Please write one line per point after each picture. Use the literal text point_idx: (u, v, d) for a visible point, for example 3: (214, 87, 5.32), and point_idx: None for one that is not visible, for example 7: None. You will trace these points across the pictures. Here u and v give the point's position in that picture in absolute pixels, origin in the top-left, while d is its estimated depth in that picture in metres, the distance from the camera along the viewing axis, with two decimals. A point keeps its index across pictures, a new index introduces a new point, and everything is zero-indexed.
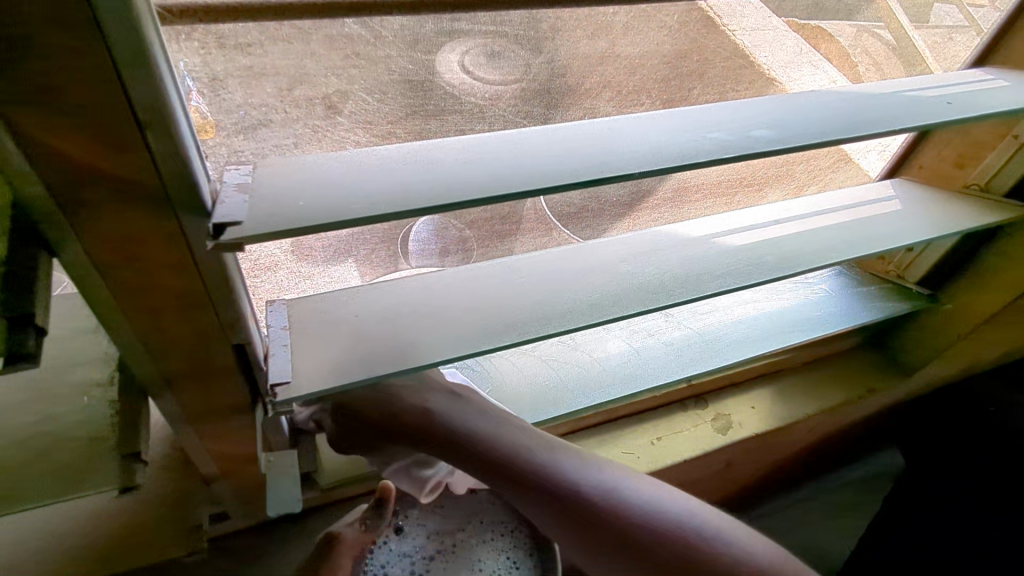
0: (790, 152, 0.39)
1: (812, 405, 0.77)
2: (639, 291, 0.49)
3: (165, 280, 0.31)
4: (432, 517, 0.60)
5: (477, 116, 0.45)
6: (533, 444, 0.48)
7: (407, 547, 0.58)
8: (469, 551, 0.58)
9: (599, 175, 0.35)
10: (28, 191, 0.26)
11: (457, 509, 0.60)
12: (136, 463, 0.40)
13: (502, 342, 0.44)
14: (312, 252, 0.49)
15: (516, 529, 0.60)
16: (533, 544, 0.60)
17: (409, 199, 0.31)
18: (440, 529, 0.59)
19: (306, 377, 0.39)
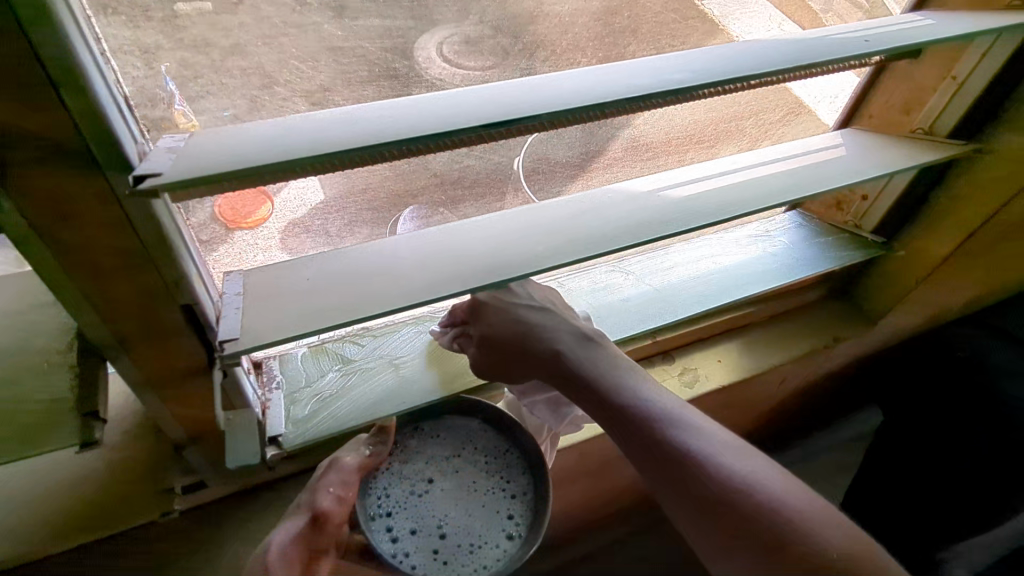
0: (698, 88, 0.41)
1: (777, 356, 0.79)
2: (580, 241, 0.51)
3: (103, 241, 0.33)
4: (429, 444, 0.58)
5: (415, 81, 0.46)
6: (610, 368, 0.54)
7: (406, 472, 0.56)
8: (467, 471, 0.56)
9: (512, 116, 0.37)
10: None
11: (456, 434, 0.58)
12: (95, 419, 0.42)
13: (445, 292, 0.45)
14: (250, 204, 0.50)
15: (513, 453, 0.58)
16: (529, 463, 0.57)
17: (327, 146, 0.33)
18: (438, 456, 0.57)
19: (254, 332, 0.40)
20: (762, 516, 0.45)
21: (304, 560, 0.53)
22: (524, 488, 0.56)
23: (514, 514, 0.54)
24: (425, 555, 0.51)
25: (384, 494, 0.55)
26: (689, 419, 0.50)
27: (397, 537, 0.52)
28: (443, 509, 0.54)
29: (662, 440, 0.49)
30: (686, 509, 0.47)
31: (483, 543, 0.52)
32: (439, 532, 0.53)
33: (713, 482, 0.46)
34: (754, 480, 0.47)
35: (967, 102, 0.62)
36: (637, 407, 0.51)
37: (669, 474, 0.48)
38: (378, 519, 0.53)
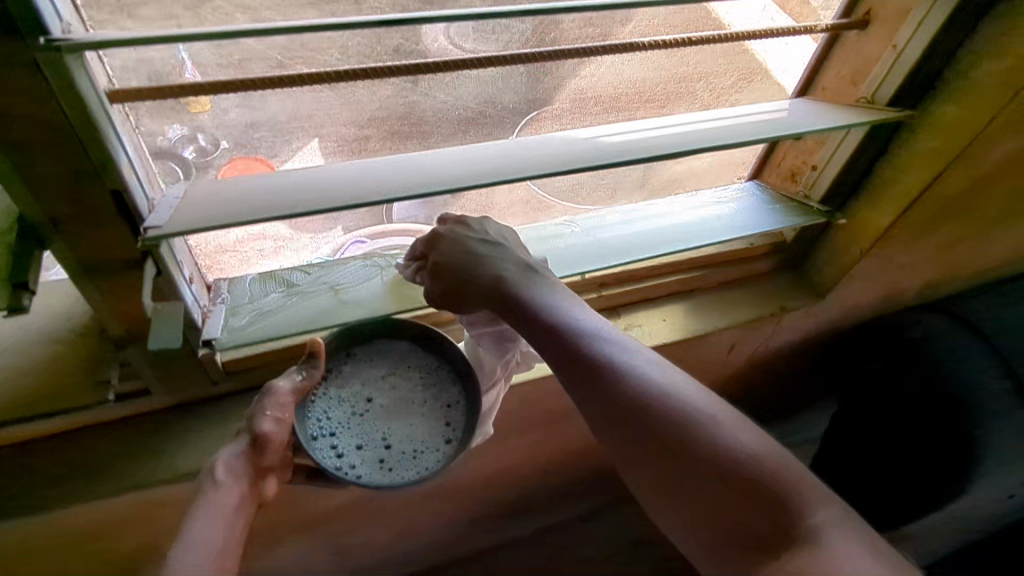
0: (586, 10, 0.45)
1: (721, 320, 0.81)
2: (506, 171, 0.54)
3: (29, 111, 0.36)
4: (362, 369, 0.61)
5: (354, 7, 0.49)
6: (558, 303, 0.56)
7: (343, 394, 0.60)
8: (402, 389, 0.61)
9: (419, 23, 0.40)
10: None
11: (388, 356, 0.62)
12: (24, 291, 0.43)
13: (366, 198, 0.48)
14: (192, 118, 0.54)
15: (442, 366, 0.62)
16: (460, 375, 0.62)
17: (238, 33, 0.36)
18: (371, 377, 0.61)
19: (176, 219, 0.43)
20: (688, 439, 0.49)
21: (249, 478, 0.56)
22: (458, 397, 0.61)
23: (450, 420, 0.60)
24: (372, 465, 0.56)
25: (324, 416, 0.58)
26: (631, 354, 0.54)
27: (342, 452, 0.57)
28: (384, 424, 0.58)
29: (601, 377, 0.52)
30: (624, 437, 0.52)
31: (425, 449, 0.57)
32: (383, 443, 0.57)
33: (648, 412, 0.51)
34: (685, 406, 0.50)
35: (903, 70, 0.64)
36: (578, 345, 0.54)
37: (609, 408, 0.52)
38: (321, 439, 0.57)
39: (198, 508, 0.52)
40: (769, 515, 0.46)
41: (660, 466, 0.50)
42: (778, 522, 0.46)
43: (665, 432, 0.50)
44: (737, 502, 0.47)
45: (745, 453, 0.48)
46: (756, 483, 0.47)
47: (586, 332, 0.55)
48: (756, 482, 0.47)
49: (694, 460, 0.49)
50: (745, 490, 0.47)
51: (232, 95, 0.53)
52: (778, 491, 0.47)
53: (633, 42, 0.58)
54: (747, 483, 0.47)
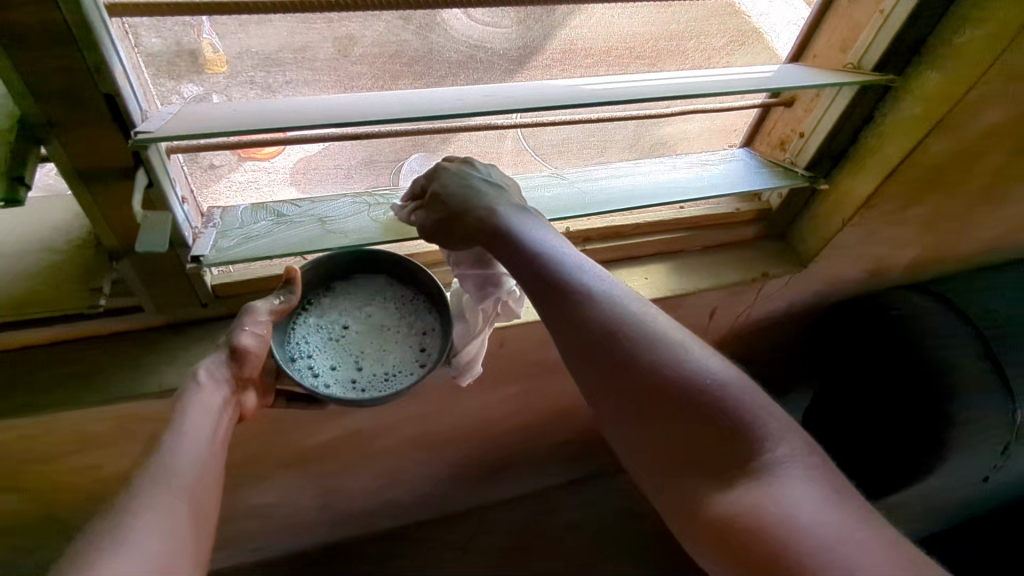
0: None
1: (703, 281, 0.83)
2: (485, 108, 0.56)
3: (28, 7, 0.38)
4: (340, 300, 0.64)
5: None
6: (543, 240, 0.56)
7: (321, 322, 0.63)
8: (379, 318, 0.63)
9: None
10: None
11: (367, 288, 0.65)
12: (22, 185, 0.44)
13: (346, 120, 0.51)
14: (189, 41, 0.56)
15: (419, 297, 0.65)
16: (437, 306, 0.64)
17: None
18: (349, 308, 0.64)
19: (171, 124, 0.46)
20: (663, 373, 0.50)
21: (228, 387, 0.60)
22: (433, 325, 0.63)
23: (426, 346, 0.62)
24: (345, 383, 0.59)
25: (303, 340, 0.62)
26: (614, 294, 0.54)
27: (317, 372, 0.59)
28: (357, 347, 0.61)
29: (582, 310, 0.52)
30: (599, 370, 0.52)
31: (397, 371, 0.60)
32: (357, 365, 0.60)
33: (627, 346, 0.51)
34: (663, 342, 0.51)
35: (890, 36, 0.65)
36: (562, 278, 0.54)
37: (586, 340, 0.52)
38: (298, 360, 0.60)
39: (185, 406, 0.56)
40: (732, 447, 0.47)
41: (631, 399, 0.51)
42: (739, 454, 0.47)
43: (640, 366, 0.50)
44: (703, 434, 0.48)
45: (718, 388, 0.49)
46: (724, 417, 0.48)
47: (569, 265, 0.55)
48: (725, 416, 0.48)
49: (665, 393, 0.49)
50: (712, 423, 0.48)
51: (225, 18, 0.54)
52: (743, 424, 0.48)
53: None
54: (715, 416, 0.48)
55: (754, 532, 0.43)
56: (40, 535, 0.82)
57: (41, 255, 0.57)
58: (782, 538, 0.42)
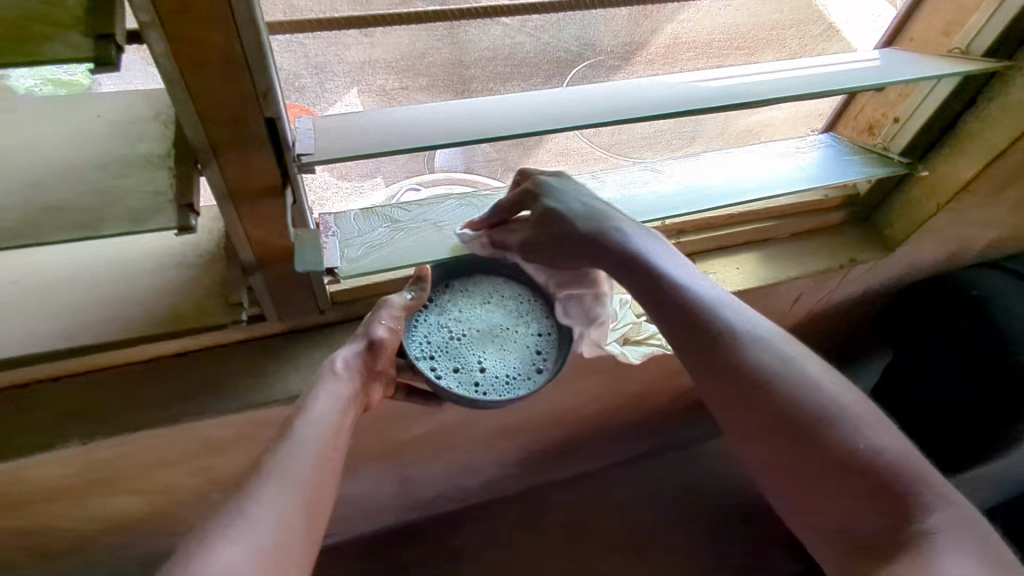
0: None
1: (794, 270, 0.83)
2: (613, 112, 0.56)
3: (211, 38, 0.38)
4: (459, 299, 0.65)
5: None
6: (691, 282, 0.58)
7: (443, 321, 0.64)
8: (497, 316, 0.64)
9: None
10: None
11: (484, 287, 0.66)
12: (192, 211, 0.44)
13: (495, 134, 0.50)
14: (314, 54, 0.56)
15: (537, 299, 0.66)
16: (554, 307, 0.65)
17: None
18: (469, 305, 0.65)
19: (326, 147, 0.46)
20: (815, 423, 0.51)
21: (360, 378, 0.61)
22: (550, 328, 0.65)
23: (541, 350, 0.63)
24: (467, 385, 0.59)
25: (425, 339, 0.63)
26: (763, 337, 0.55)
27: (441, 372, 0.60)
28: (480, 348, 0.61)
29: (727, 357, 0.54)
30: (746, 418, 0.54)
31: (517, 375, 0.60)
32: (478, 366, 0.60)
33: (773, 392, 0.52)
34: (816, 397, 0.52)
35: (1007, 19, 0.66)
36: (712, 324, 0.55)
37: (734, 386, 0.54)
38: (423, 359, 0.61)
39: (318, 392, 0.58)
40: (883, 503, 0.48)
41: (779, 447, 0.52)
42: (891, 505, 0.47)
43: (791, 416, 0.52)
44: (847, 486, 0.49)
45: (867, 445, 0.49)
46: (875, 470, 0.48)
47: (713, 307, 0.56)
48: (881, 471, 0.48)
49: (817, 442, 0.50)
50: (862, 476, 0.49)
51: (353, 32, 0.54)
52: (898, 478, 0.48)
53: None
54: (854, 471, 0.49)
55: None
56: (155, 531, 0.85)
57: (179, 270, 0.57)
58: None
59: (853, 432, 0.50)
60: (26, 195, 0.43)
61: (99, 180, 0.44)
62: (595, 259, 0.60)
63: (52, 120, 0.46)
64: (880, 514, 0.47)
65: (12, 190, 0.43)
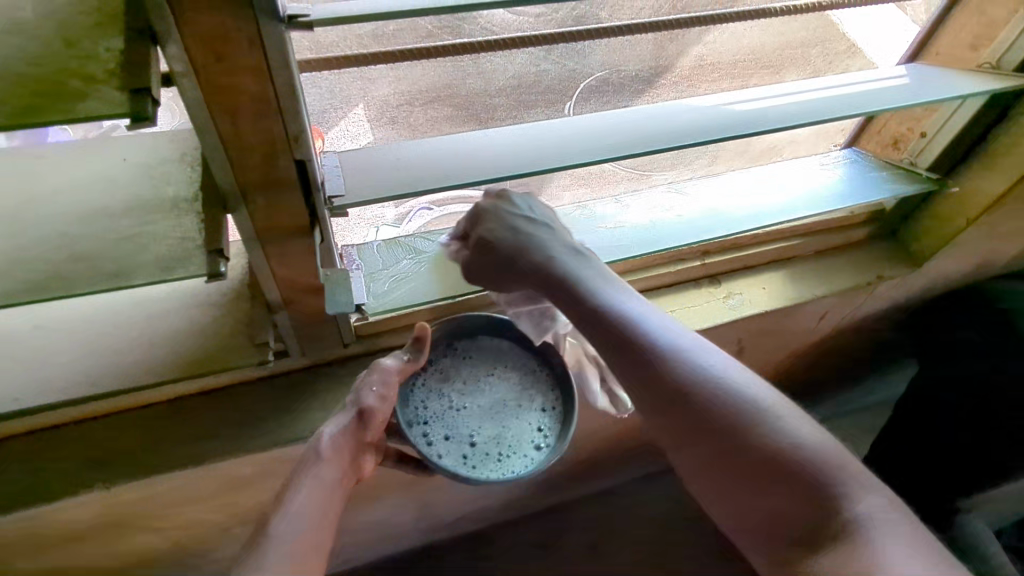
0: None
1: (821, 288, 0.82)
2: (643, 141, 0.55)
3: (245, 86, 0.37)
4: (463, 365, 0.62)
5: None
6: (599, 280, 0.53)
7: (442, 387, 0.61)
8: (500, 388, 0.61)
9: None
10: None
11: (491, 353, 0.63)
12: (222, 257, 0.44)
13: (526, 171, 0.50)
14: (340, 88, 0.55)
15: (543, 369, 0.63)
16: (558, 382, 0.63)
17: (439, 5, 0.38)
18: (471, 371, 0.62)
19: (358, 188, 0.45)
20: (748, 434, 0.45)
21: (349, 451, 0.59)
22: (553, 403, 0.61)
23: (544, 427, 0.60)
24: (457, 459, 0.57)
25: (421, 403, 0.60)
26: (676, 335, 0.50)
27: (432, 440, 0.57)
28: (477, 421, 0.59)
29: (650, 366, 0.48)
30: (674, 429, 0.48)
31: (512, 452, 0.58)
32: (473, 439, 0.58)
33: (691, 397, 0.47)
34: (738, 399, 0.46)
35: None
36: (633, 331, 0.50)
37: (659, 395, 0.48)
38: (415, 425, 0.58)
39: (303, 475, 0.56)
40: (821, 518, 0.42)
41: (712, 460, 0.46)
42: (826, 517, 0.42)
43: (721, 427, 0.46)
44: (782, 497, 0.44)
45: (800, 451, 0.44)
46: (810, 483, 0.43)
47: (625, 308, 0.51)
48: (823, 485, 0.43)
49: (753, 453, 0.45)
50: (798, 488, 0.43)
51: (379, 67, 0.54)
52: (844, 495, 0.43)
53: (763, 8, 0.58)
54: (788, 478, 0.44)
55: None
56: (176, 565, 0.84)
57: (202, 310, 0.56)
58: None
59: (790, 440, 0.45)
60: (53, 245, 0.42)
61: (127, 227, 0.43)
62: (528, 272, 0.55)
63: (77, 164, 0.45)
64: (815, 529, 0.42)
65: (40, 239, 0.42)
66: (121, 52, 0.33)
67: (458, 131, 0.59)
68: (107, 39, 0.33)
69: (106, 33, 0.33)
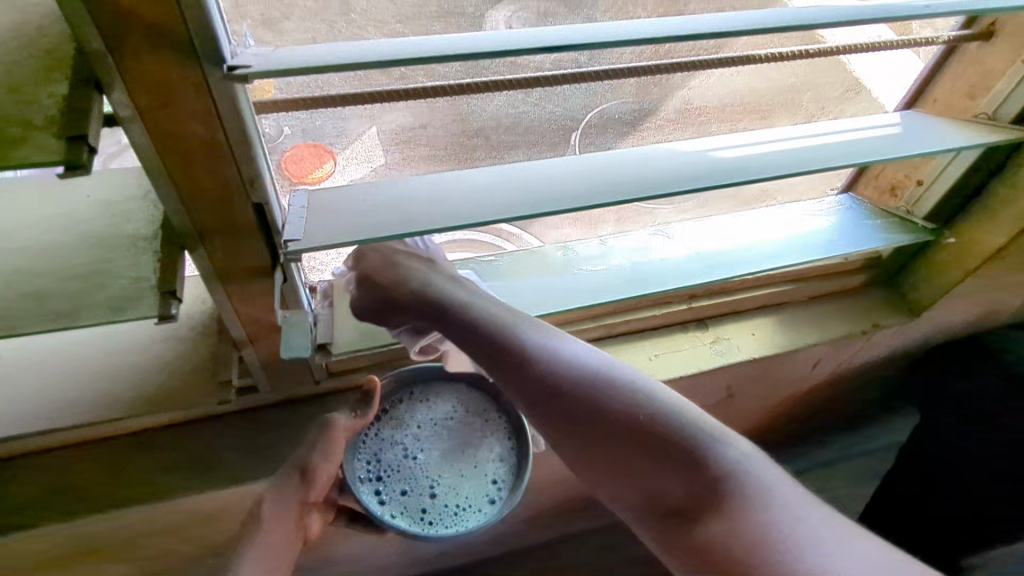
0: (746, 32, 0.45)
1: (812, 335, 0.80)
2: (618, 189, 0.52)
3: (194, 131, 0.37)
4: (418, 411, 0.63)
5: (478, 21, 0.50)
6: (470, 293, 0.56)
7: (396, 438, 0.62)
8: (453, 437, 0.62)
9: (562, 43, 0.41)
10: (78, 32, 0.31)
11: (446, 400, 0.63)
12: (174, 297, 0.42)
13: (491, 219, 0.47)
14: (318, 130, 0.55)
15: (497, 417, 0.63)
16: (513, 429, 0.63)
17: (397, 54, 0.38)
18: (426, 422, 0.62)
19: (315, 234, 0.44)
20: (614, 418, 0.47)
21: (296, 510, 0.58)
22: (506, 453, 0.62)
23: (498, 478, 0.60)
24: (412, 516, 0.58)
25: (375, 458, 0.61)
26: (536, 334, 0.53)
27: (386, 498, 0.59)
28: (430, 476, 0.60)
29: (523, 370, 0.52)
30: (557, 425, 0.50)
31: (465, 506, 0.59)
32: (428, 493, 0.59)
33: (559, 390, 0.50)
34: (599, 385, 0.49)
35: None
36: (504, 334, 0.53)
37: (535, 389, 0.51)
38: (369, 481, 0.60)
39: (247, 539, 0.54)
40: (690, 475, 0.43)
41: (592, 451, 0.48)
42: (695, 476, 0.42)
43: (593, 417, 0.48)
44: (655, 464, 0.44)
45: (659, 419, 0.46)
46: (673, 448, 0.44)
47: (498, 317, 0.54)
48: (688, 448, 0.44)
49: (622, 437, 0.46)
50: (667, 456, 0.44)
51: (354, 109, 0.55)
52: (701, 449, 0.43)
53: (750, 54, 0.57)
54: (654, 445, 0.45)
55: (720, 543, 0.39)
56: None
57: (172, 344, 0.56)
58: (750, 548, 0.38)
59: (652, 413, 0.46)
60: (5, 281, 0.42)
61: (80, 267, 0.42)
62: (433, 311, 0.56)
63: (39, 201, 0.45)
64: (689, 491, 0.42)
65: None
66: (65, 98, 0.33)
67: (435, 171, 0.60)
68: (52, 85, 0.33)
69: (51, 79, 0.33)
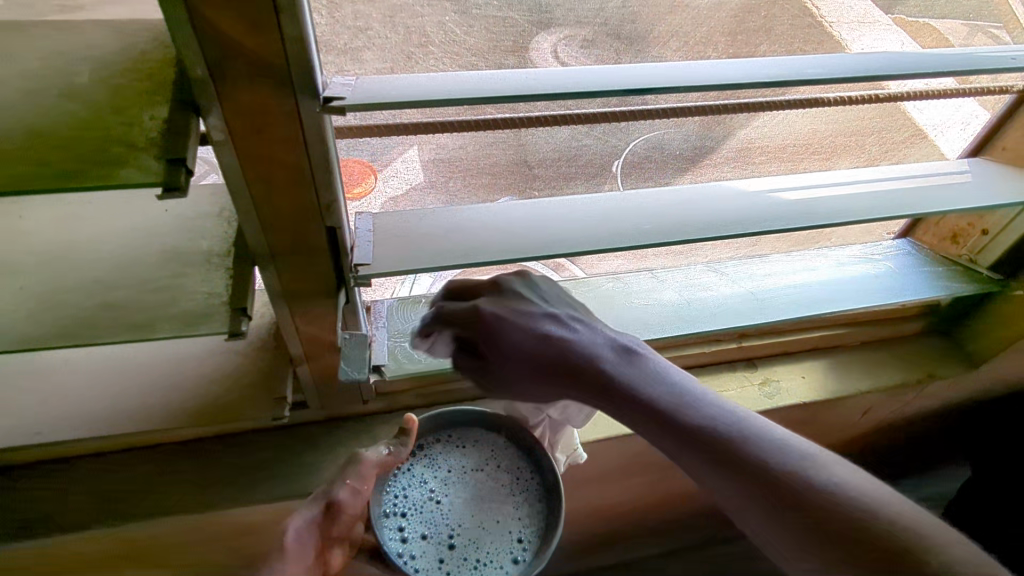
0: (830, 81, 0.44)
1: (866, 383, 0.78)
2: (682, 227, 0.52)
3: (280, 155, 0.38)
4: (452, 454, 0.63)
5: (530, 57, 0.50)
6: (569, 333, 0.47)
7: (426, 476, 0.62)
8: (483, 487, 0.62)
9: (644, 85, 0.41)
10: (183, 57, 0.32)
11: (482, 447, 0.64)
12: (244, 315, 0.44)
13: (553, 251, 0.48)
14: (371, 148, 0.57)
15: (531, 474, 0.62)
16: (546, 491, 0.61)
17: (481, 91, 0.38)
18: (457, 466, 0.63)
19: (383, 261, 0.45)
20: (793, 477, 0.40)
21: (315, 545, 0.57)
22: (535, 515, 0.60)
23: (524, 538, 0.59)
24: (432, 562, 0.57)
25: (402, 493, 0.61)
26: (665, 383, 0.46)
27: (406, 538, 0.58)
28: (453, 523, 0.59)
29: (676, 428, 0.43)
30: (719, 478, 0.42)
31: (486, 561, 0.58)
32: (448, 542, 0.58)
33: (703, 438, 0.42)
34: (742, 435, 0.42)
35: None
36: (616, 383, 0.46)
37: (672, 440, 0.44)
38: (393, 517, 0.59)
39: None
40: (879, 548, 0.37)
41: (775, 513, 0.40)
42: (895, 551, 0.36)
43: (767, 472, 0.40)
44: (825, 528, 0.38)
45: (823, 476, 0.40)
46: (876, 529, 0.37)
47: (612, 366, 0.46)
48: (888, 527, 0.37)
49: (809, 505, 0.39)
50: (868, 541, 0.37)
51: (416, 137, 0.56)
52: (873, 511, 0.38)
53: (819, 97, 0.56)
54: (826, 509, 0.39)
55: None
56: None
57: (229, 354, 0.58)
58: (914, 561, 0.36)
59: (834, 484, 0.39)
60: (88, 291, 0.43)
61: (156, 278, 0.44)
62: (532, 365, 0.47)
63: (117, 211, 0.46)
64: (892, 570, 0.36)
65: (75, 284, 0.43)
66: (165, 121, 0.34)
67: (492, 199, 0.60)
68: (153, 107, 0.34)
69: (152, 101, 0.34)
